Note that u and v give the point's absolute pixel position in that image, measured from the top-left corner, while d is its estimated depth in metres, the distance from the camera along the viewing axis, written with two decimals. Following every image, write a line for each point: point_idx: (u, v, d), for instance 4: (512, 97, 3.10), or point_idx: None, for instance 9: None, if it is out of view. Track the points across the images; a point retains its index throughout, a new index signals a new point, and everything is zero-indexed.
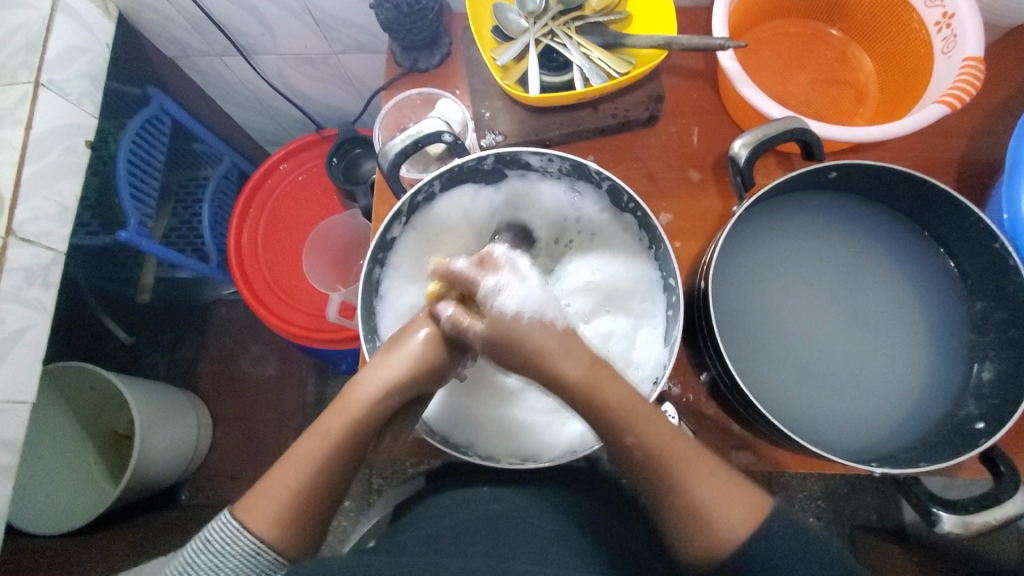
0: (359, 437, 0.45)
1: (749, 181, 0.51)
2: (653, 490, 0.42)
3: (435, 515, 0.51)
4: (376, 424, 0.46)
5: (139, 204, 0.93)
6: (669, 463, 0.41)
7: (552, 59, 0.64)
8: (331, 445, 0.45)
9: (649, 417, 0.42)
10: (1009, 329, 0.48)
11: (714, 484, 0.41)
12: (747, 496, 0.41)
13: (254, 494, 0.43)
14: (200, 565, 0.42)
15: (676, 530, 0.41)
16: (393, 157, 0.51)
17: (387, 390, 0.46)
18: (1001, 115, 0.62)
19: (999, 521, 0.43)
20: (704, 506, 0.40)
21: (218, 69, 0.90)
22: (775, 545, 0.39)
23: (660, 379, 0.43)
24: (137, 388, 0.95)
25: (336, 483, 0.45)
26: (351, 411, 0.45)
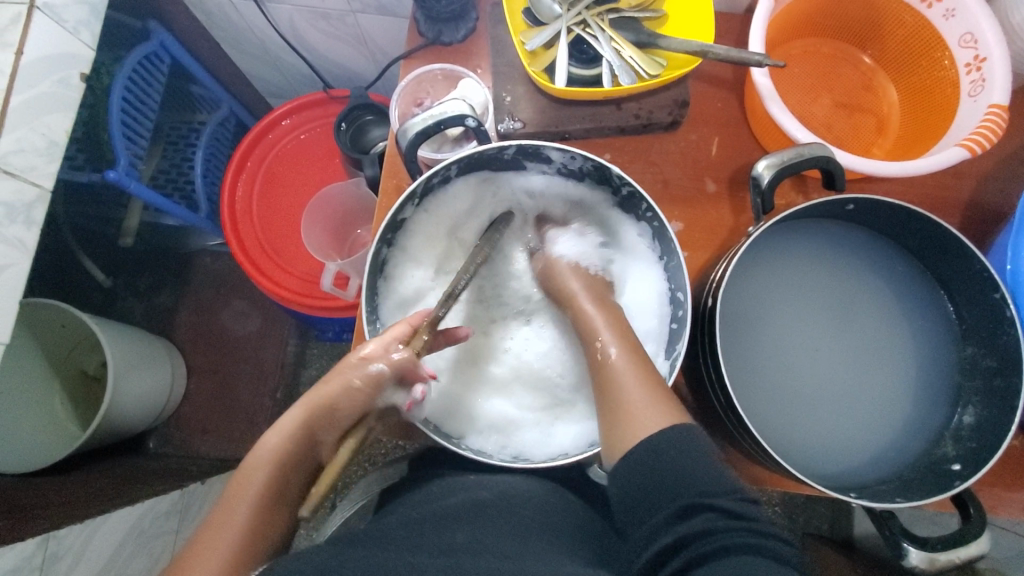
0: (277, 479, 0.45)
1: (768, 204, 0.51)
2: (605, 407, 0.45)
3: (414, 503, 0.51)
4: (285, 470, 0.46)
5: (130, 143, 0.89)
6: (620, 365, 0.46)
7: (582, 50, 0.62)
8: (252, 499, 0.44)
9: (630, 349, 0.47)
10: (995, 378, 0.49)
11: (635, 364, 0.46)
12: (670, 403, 0.43)
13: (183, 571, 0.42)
14: None
15: (608, 434, 0.44)
16: (413, 137, 0.50)
17: (291, 434, 0.47)
18: (1014, 163, 0.62)
19: (961, 560, 0.45)
20: (637, 407, 0.43)
21: (224, 10, 0.85)
22: (677, 446, 0.40)
23: (639, 387, 0.44)
24: (112, 332, 0.93)
25: (260, 530, 0.44)
26: (264, 458, 0.46)
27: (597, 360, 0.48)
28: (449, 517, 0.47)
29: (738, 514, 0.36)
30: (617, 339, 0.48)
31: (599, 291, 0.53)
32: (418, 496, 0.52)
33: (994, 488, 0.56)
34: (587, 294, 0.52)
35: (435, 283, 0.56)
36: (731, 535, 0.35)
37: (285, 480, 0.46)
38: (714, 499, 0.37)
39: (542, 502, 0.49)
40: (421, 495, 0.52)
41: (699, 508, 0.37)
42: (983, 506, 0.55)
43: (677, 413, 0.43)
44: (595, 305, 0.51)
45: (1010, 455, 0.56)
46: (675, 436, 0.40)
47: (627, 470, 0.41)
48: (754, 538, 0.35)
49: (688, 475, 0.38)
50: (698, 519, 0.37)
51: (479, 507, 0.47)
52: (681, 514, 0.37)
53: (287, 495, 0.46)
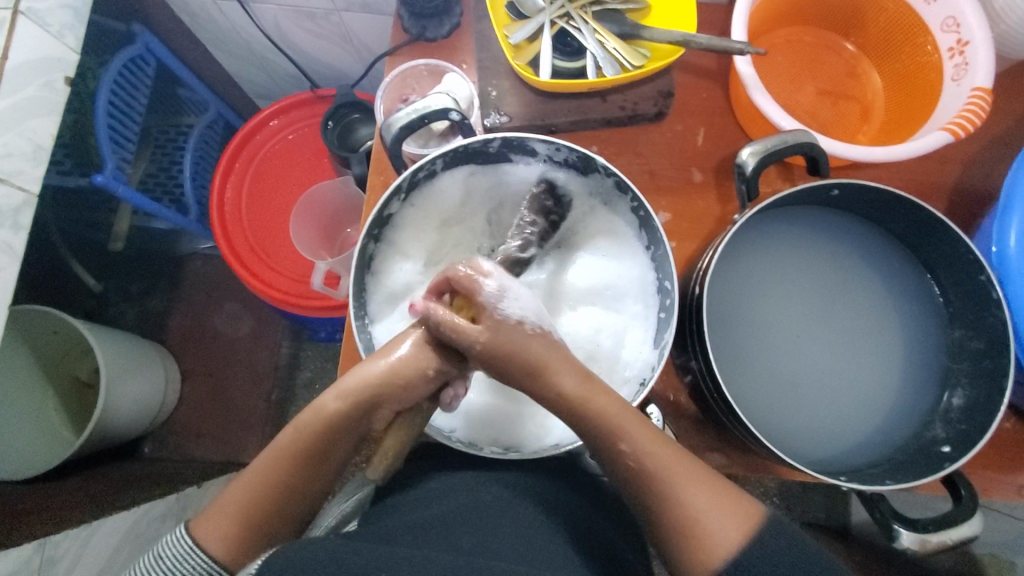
0: (318, 450, 0.45)
1: (753, 191, 0.51)
2: (659, 521, 0.41)
3: (409, 503, 0.51)
4: (324, 445, 0.45)
5: (117, 147, 0.88)
6: (667, 477, 0.41)
7: (566, 43, 0.62)
8: (288, 467, 0.45)
9: (650, 440, 0.42)
10: (982, 359, 0.50)
11: (677, 472, 0.41)
12: (739, 501, 0.41)
13: (211, 514, 0.45)
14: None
15: (676, 560, 0.41)
16: (397, 131, 0.50)
17: (349, 396, 0.45)
18: (998, 147, 0.63)
19: (953, 541, 0.45)
20: (706, 522, 0.40)
21: (209, 11, 0.85)
22: (768, 560, 0.38)
23: (698, 494, 0.41)
24: (104, 337, 0.92)
25: (290, 493, 0.46)
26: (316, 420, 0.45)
27: (617, 459, 0.42)
28: (443, 512, 0.47)
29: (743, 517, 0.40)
30: (640, 442, 0.42)
31: (584, 369, 0.44)
32: (412, 494, 0.52)
33: (986, 470, 0.56)
34: (575, 375, 0.43)
35: (424, 276, 0.56)
36: (725, 522, 0.39)
37: (332, 446, 0.46)
38: (702, 496, 0.40)
39: (538, 497, 0.49)
40: (414, 493, 0.52)
41: (707, 514, 0.40)
42: (976, 489, 0.55)
43: (749, 512, 0.40)
44: (581, 394, 0.43)
45: (1001, 437, 0.57)
46: (755, 553, 0.38)
47: None
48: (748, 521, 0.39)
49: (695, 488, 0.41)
50: (704, 524, 0.40)
51: (475, 504, 0.47)
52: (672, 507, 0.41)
53: (327, 463, 0.46)
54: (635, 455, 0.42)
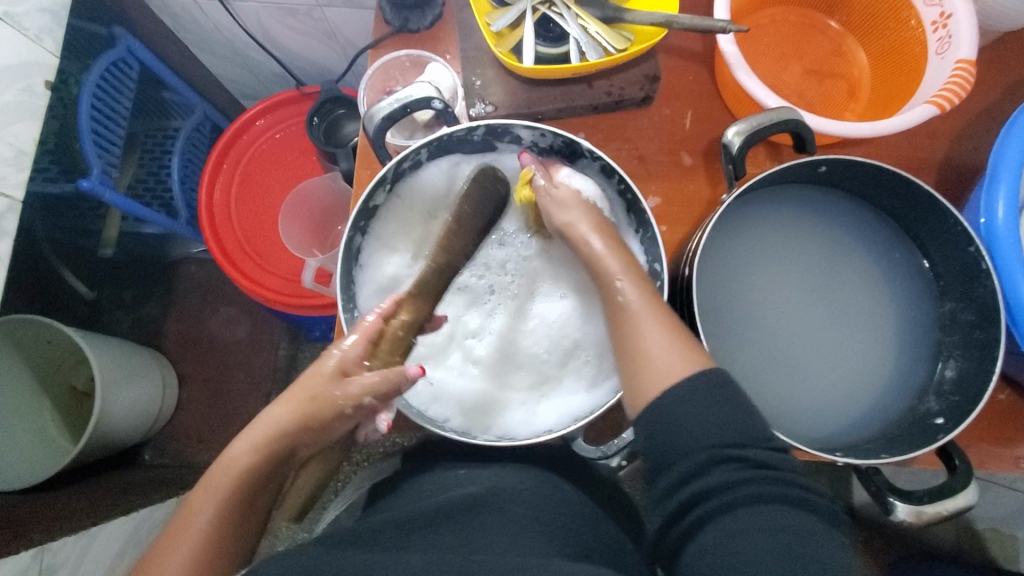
0: (245, 493, 0.44)
1: (740, 170, 0.51)
2: (624, 342, 0.43)
3: (406, 500, 0.50)
4: (251, 488, 0.44)
5: (103, 152, 0.88)
6: (640, 316, 0.42)
7: (549, 29, 0.62)
8: (211, 517, 0.42)
9: (644, 285, 0.44)
10: (974, 331, 0.49)
11: (650, 302, 0.43)
12: (691, 344, 0.41)
13: None
14: None
15: (628, 385, 0.42)
16: (380, 122, 0.49)
17: (257, 444, 0.44)
18: (985, 120, 0.63)
19: (950, 512, 0.45)
20: (656, 352, 0.40)
21: (190, 11, 0.85)
22: (707, 395, 0.38)
23: (660, 330, 0.41)
24: (97, 344, 0.92)
25: (229, 542, 0.42)
26: (232, 465, 0.44)
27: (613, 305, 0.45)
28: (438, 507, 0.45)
29: (765, 465, 0.36)
30: (635, 281, 0.45)
31: (615, 242, 0.48)
32: (409, 490, 0.52)
33: (982, 443, 0.56)
34: (598, 234, 0.48)
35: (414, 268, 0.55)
36: (752, 484, 0.35)
37: (252, 497, 0.44)
38: (734, 450, 0.36)
39: (534, 489, 0.49)
40: (412, 490, 0.52)
41: (722, 459, 0.36)
42: (972, 462, 0.56)
43: (698, 355, 0.40)
44: (608, 252, 0.47)
45: (996, 409, 0.57)
46: (703, 386, 0.38)
47: (652, 425, 0.39)
48: (775, 485, 0.35)
49: (715, 430, 0.37)
50: (721, 471, 0.36)
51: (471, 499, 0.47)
52: (703, 467, 0.36)
53: (252, 514, 0.44)
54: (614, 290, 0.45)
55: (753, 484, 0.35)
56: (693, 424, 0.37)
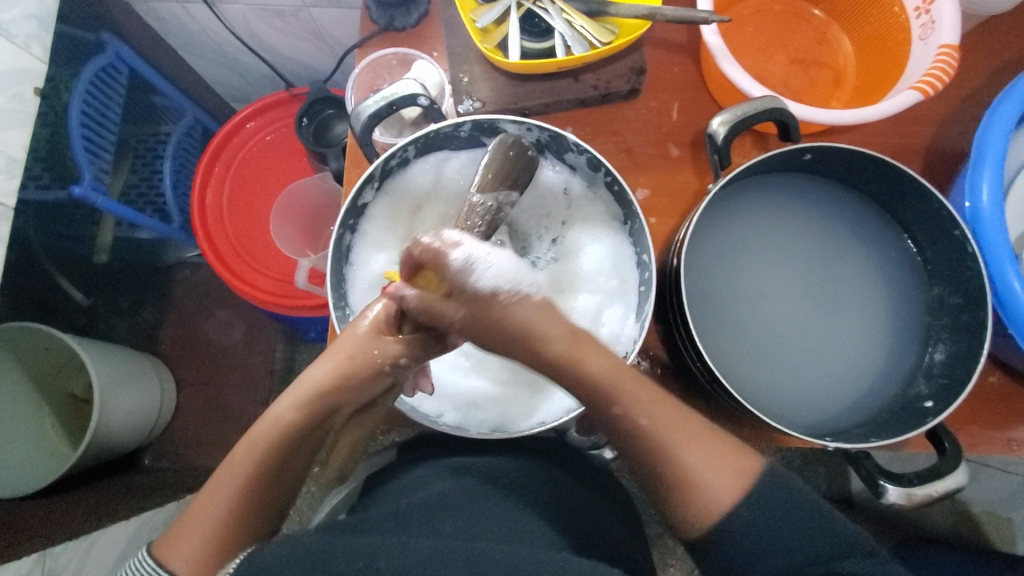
0: (282, 452, 0.45)
1: (726, 159, 0.51)
2: (667, 483, 0.42)
3: (401, 491, 0.51)
4: (289, 447, 0.45)
5: (94, 158, 0.88)
6: (670, 437, 0.41)
7: (534, 24, 0.62)
8: (249, 471, 0.44)
9: (660, 404, 0.42)
10: (962, 314, 0.50)
11: (686, 426, 0.42)
12: (736, 456, 0.42)
13: (177, 532, 0.43)
14: None
15: (677, 506, 0.42)
16: (366, 119, 0.49)
17: (302, 404, 0.46)
18: (970, 105, 0.63)
19: (939, 494, 0.45)
20: (706, 474, 0.41)
21: (177, 15, 0.84)
22: (773, 503, 0.40)
23: (696, 453, 0.41)
24: (94, 350, 0.92)
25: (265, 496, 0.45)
26: (276, 420, 0.45)
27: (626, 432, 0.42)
28: (433, 500, 0.46)
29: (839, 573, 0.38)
30: (645, 404, 0.42)
31: (586, 338, 0.41)
32: (404, 482, 0.52)
33: (973, 426, 0.56)
34: (567, 340, 0.40)
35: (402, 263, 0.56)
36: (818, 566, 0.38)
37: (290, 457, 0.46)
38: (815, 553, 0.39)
39: (527, 482, 0.49)
40: (406, 482, 0.52)
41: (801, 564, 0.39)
42: (963, 444, 0.56)
43: (746, 466, 0.42)
44: (609, 369, 0.41)
45: (985, 390, 0.57)
46: (756, 504, 0.40)
47: (713, 548, 0.41)
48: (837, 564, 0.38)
49: (790, 540, 0.39)
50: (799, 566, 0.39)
51: (467, 490, 0.47)
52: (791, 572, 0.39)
53: (286, 473, 0.46)
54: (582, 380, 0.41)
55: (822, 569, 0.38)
56: (775, 533, 0.40)
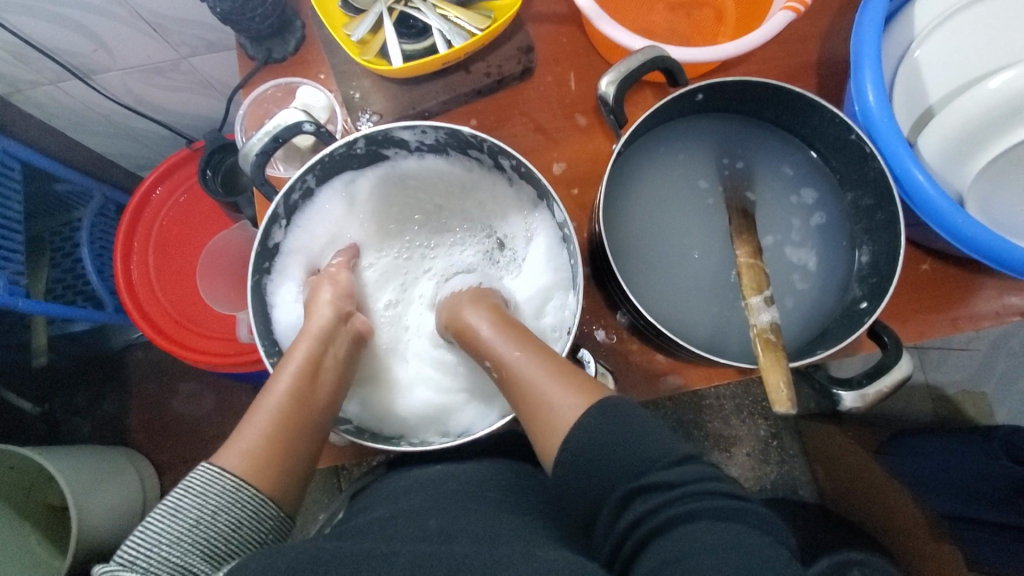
0: (317, 353, 0.49)
1: (621, 117, 0.52)
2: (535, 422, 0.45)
3: (381, 501, 0.48)
4: (327, 345, 0.50)
5: (5, 261, 0.84)
6: (525, 369, 0.46)
7: (410, 26, 0.61)
8: (294, 374, 0.47)
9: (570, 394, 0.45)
10: (876, 213, 0.52)
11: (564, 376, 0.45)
12: (587, 382, 0.44)
13: (231, 449, 0.43)
14: (187, 510, 0.38)
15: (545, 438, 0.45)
16: (255, 159, 0.48)
17: (327, 316, 0.51)
18: (846, 12, 0.65)
19: (890, 387, 0.46)
20: (552, 396, 0.44)
21: (55, 97, 0.81)
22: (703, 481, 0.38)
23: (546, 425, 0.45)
24: (57, 456, 0.87)
25: (317, 402, 0.47)
26: (306, 339, 0.49)
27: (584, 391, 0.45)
28: (418, 508, 0.44)
29: (677, 485, 0.37)
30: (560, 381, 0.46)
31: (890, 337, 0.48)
32: (382, 492, 0.50)
33: (918, 314, 0.58)
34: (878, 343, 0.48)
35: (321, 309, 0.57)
36: (676, 506, 0.36)
37: (327, 355, 0.49)
38: (648, 477, 0.38)
39: (504, 479, 0.49)
40: (384, 491, 0.50)
41: (638, 493, 0.37)
42: (912, 334, 0.58)
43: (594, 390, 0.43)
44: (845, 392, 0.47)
45: (920, 278, 0.59)
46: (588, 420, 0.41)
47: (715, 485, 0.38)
48: (692, 501, 0.36)
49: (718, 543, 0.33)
50: (649, 507, 0.36)
51: (446, 491, 0.46)
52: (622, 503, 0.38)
53: (323, 380, 0.48)
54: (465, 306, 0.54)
55: (664, 505, 0.36)
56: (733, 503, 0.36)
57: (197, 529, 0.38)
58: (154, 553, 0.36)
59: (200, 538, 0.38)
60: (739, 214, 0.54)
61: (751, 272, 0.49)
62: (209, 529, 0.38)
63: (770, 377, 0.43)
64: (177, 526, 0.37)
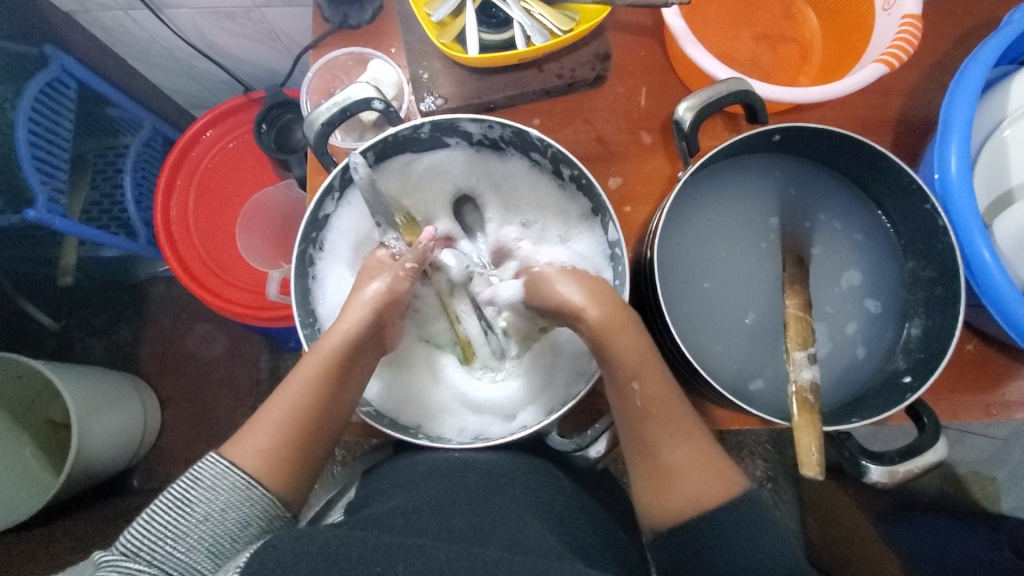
0: (342, 359, 0.46)
1: (693, 145, 0.51)
2: (650, 476, 0.45)
3: (394, 485, 0.48)
4: (358, 352, 0.47)
5: (49, 178, 0.84)
6: (659, 430, 0.45)
7: (491, 15, 0.60)
8: (318, 376, 0.46)
9: (703, 465, 0.44)
10: (936, 287, 0.50)
11: (697, 458, 0.44)
12: (721, 467, 0.44)
13: (243, 438, 0.44)
14: (191, 501, 0.40)
15: (655, 499, 0.44)
16: (320, 127, 0.48)
17: (360, 321, 0.47)
18: (936, 73, 0.62)
19: (920, 469, 0.46)
20: (677, 474, 0.44)
21: (123, 23, 0.80)
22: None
23: (673, 476, 0.44)
24: (69, 375, 0.88)
25: (336, 407, 0.47)
26: (335, 336, 0.47)
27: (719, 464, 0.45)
28: (437, 501, 0.44)
29: None
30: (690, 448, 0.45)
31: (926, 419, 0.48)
32: (389, 476, 0.50)
33: (953, 394, 0.57)
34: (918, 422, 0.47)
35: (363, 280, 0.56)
36: None
37: (353, 360, 0.47)
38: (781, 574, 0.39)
39: (524, 479, 0.48)
40: (392, 476, 0.50)
41: None
42: (944, 414, 0.56)
43: (728, 481, 0.44)
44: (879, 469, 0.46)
45: (963, 359, 0.57)
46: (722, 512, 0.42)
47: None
48: None
49: None
50: None
51: (463, 486, 0.46)
52: None
53: (346, 387, 0.47)
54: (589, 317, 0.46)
55: None
56: None
57: (205, 524, 0.40)
58: (158, 547, 0.38)
59: (206, 534, 0.39)
60: (795, 262, 0.52)
61: (801, 331, 0.48)
62: (215, 527, 0.40)
63: (801, 435, 0.42)
64: (184, 521, 0.39)
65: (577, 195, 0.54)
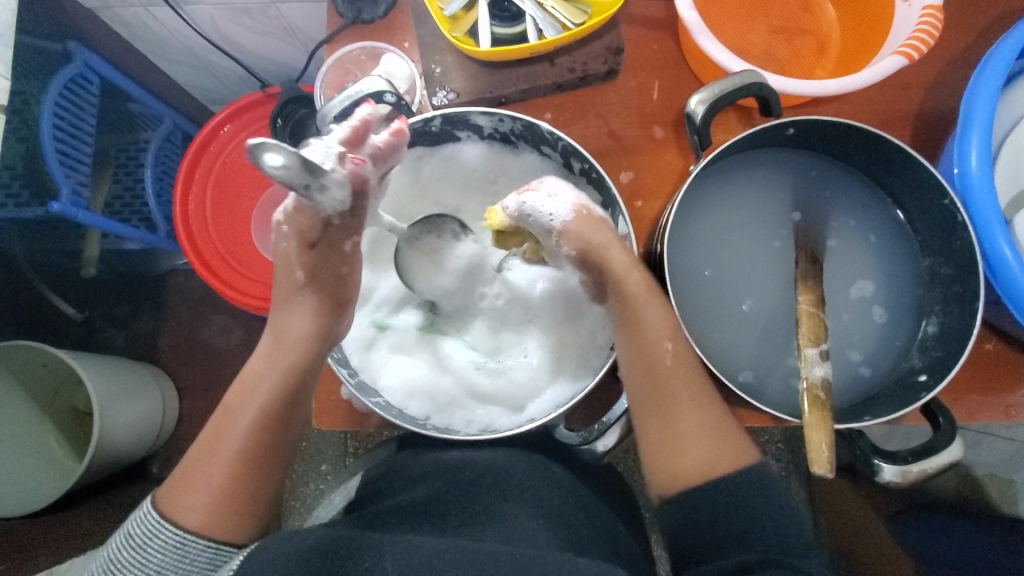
0: (280, 398, 0.46)
1: (705, 139, 0.50)
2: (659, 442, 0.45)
3: (399, 485, 0.49)
4: (289, 388, 0.47)
5: (72, 171, 0.86)
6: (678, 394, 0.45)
7: (503, 8, 0.60)
8: (253, 415, 0.45)
9: (715, 435, 0.44)
10: (954, 285, 0.49)
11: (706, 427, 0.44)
12: (733, 438, 0.44)
13: (178, 491, 0.44)
14: (126, 561, 0.42)
15: (662, 464, 0.44)
16: (332, 121, 0.48)
17: (291, 356, 0.47)
18: (958, 65, 0.61)
19: (936, 469, 0.44)
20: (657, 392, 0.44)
21: (144, 20, 0.82)
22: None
23: (687, 443, 0.44)
24: (91, 365, 0.90)
25: (275, 444, 0.46)
26: (273, 372, 0.47)
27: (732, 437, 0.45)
28: (435, 501, 0.45)
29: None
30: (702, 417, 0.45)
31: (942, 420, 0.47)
32: (397, 474, 0.51)
33: (971, 394, 0.56)
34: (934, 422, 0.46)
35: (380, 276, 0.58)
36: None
37: (289, 394, 0.47)
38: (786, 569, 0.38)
39: (527, 476, 0.49)
40: (400, 474, 0.51)
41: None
42: (961, 415, 0.55)
43: (738, 453, 0.44)
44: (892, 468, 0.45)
45: (981, 358, 0.56)
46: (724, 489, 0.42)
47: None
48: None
49: None
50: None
51: (458, 485, 0.47)
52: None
53: (290, 423, 0.47)
54: (617, 276, 0.47)
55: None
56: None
57: None
58: None
59: None
60: (807, 258, 0.51)
61: (811, 323, 0.47)
62: None
63: (813, 434, 0.42)
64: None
65: (586, 189, 0.54)
